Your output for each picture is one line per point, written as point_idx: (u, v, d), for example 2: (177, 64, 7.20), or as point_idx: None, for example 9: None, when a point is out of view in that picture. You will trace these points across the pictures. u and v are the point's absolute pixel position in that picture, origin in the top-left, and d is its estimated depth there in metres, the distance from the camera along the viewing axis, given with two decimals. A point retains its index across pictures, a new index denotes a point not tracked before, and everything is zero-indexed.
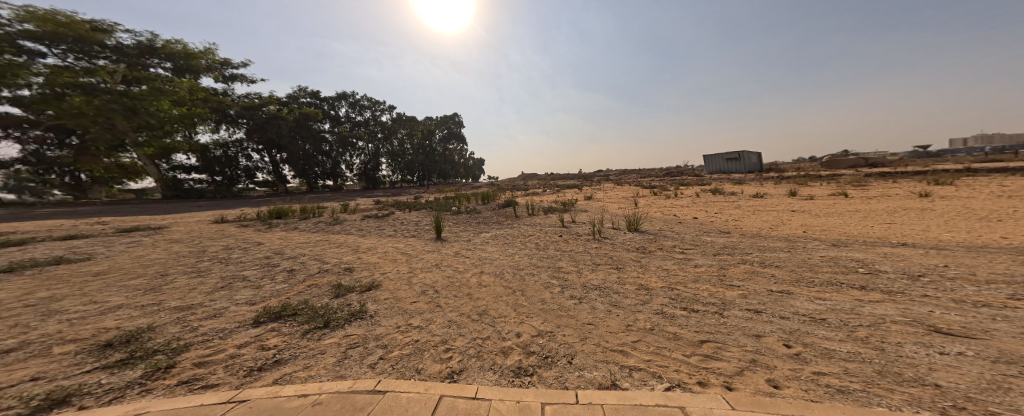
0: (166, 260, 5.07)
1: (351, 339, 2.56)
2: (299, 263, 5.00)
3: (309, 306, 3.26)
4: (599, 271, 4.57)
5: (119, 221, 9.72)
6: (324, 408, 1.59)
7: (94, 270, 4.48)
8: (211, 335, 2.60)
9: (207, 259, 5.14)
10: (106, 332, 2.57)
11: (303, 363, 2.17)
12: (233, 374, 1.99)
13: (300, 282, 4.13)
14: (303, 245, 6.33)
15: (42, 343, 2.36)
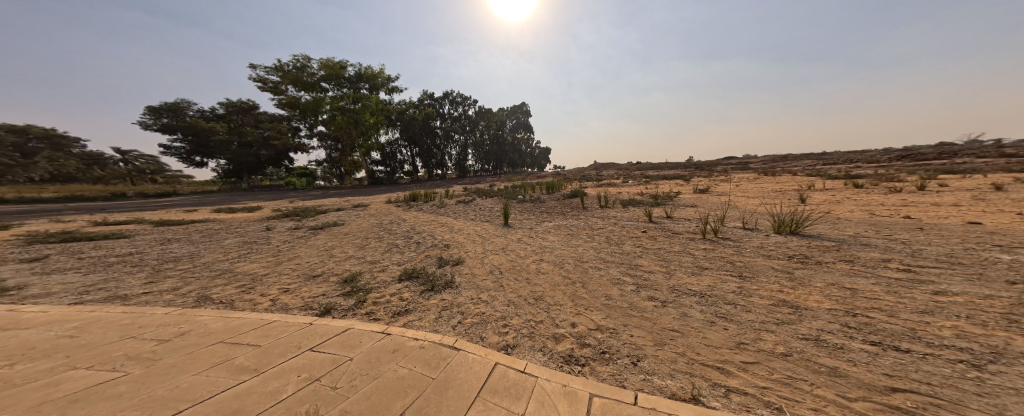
0: (369, 228, 6.81)
1: (443, 302, 3.02)
2: (414, 234, 6.10)
3: (428, 271, 3.93)
4: (707, 277, 3.50)
5: (329, 200, 14.11)
6: (420, 353, 1.99)
7: (345, 232, 6.46)
8: (381, 283, 3.48)
9: (386, 228, 6.66)
10: (345, 271, 3.94)
11: (418, 316, 2.71)
12: (388, 314, 2.70)
13: (421, 249, 5.10)
14: (420, 223, 7.35)
15: (329, 272, 3.87)
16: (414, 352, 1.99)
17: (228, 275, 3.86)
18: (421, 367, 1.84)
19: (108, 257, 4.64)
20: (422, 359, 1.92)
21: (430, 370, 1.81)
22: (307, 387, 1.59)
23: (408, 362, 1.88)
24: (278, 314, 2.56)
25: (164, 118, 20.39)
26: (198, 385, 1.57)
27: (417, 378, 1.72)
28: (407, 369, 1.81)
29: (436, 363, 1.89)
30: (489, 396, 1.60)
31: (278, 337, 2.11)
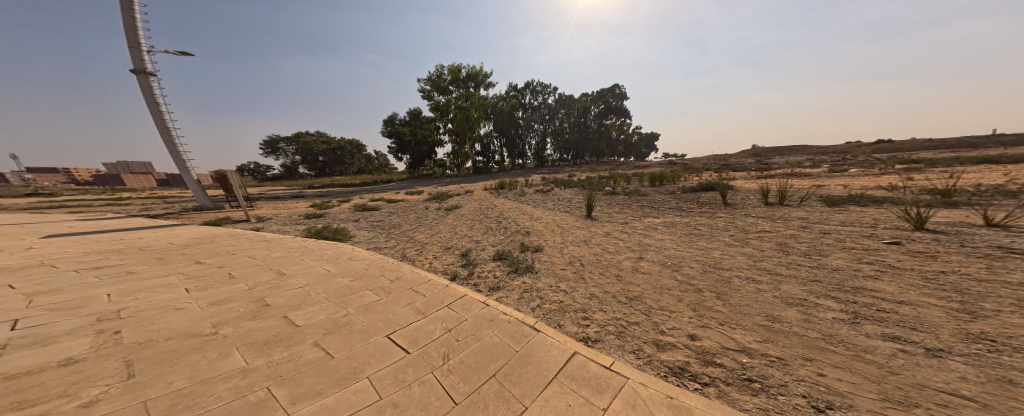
0: (481, 211, 7.53)
1: (524, 285, 3.24)
2: (500, 220, 6.49)
3: (517, 256, 4.15)
4: (937, 308, 2.19)
5: (445, 186, 16.16)
6: (509, 326, 2.14)
7: (467, 214, 7.36)
8: (482, 260, 3.95)
9: (497, 215, 7.09)
10: (463, 246, 4.62)
11: (507, 297, 2.95)
12: (483, 288, 3.12)
13: (503, 233, 5.47)
14: (508, 209, 7.85)
15: (455, 246, 4.61)
16: (509, 325, 2.14)
17: (414, 241, 5.15)
18: (510, 339, 1.98)
19: (355, 223, 7.09)
20: (512, 332, 2.06)
21: (516, 344, 1.93)
22: (444, 334, 2.02)
23: (501, 333, 2.05)
24: (434, 274, 3.36)
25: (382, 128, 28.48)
26: (399, 316, 2.28)
27: (503, 349, 1.87)
28: (499, 340, 1.97)
29: (524, 339, 1.99)
30: (566, 381, 1.61)
31: (433, 291, 2.77)
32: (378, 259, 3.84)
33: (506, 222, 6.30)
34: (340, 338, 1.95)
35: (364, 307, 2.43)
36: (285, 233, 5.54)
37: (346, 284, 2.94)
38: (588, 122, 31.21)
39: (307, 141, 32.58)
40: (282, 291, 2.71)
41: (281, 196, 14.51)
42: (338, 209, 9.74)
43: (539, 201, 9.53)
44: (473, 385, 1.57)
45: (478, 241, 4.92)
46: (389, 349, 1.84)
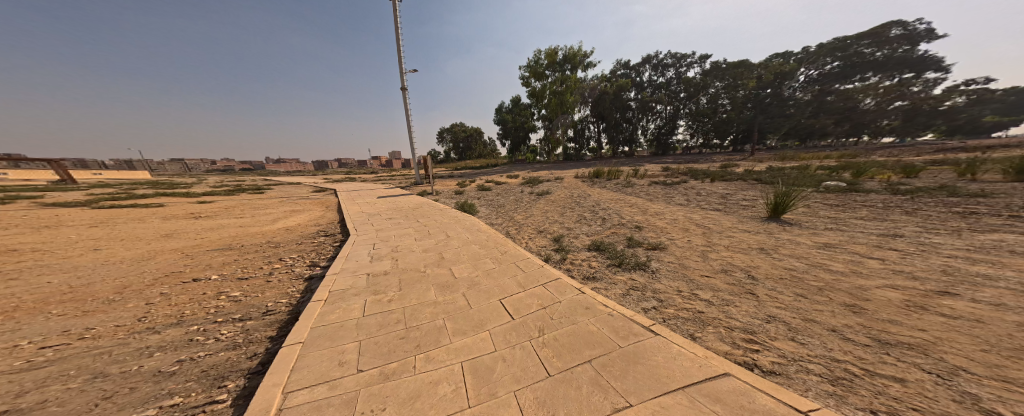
0: (573, 200, 7.43)
1: (635, 283, 2.85)
2: (607, 214, 5.87)
3: (615, 249, 3.81)
4: None
5: (536, 172, 16.53)
6: (609, 319, 1.99)
7: (556, 200, 7.47)
8: (574, 248, 3.93)
9: (587, 204, 6.84)
10: (555, 232, 4.71)
11: (603, 286, 2.79)
12: (577, 276, 3.02)
13: (607, 227, 4.97)
14: (613, 202, 7.09)
15: (547, 231, 4.75)
16: (603, 315, 2.04)
17: (513, 220, 5.61)
18: (608, 329, 1.86)
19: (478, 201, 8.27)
20: (607, 322, 1.94)
21: (617, 337, 1.77)
22: (540, 310, 2.14)
23: (596, 321, 1.97)
24: (531, 253, 3.60)
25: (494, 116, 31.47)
26: (506, 285, 2.60)
27: (608, 343, 1.72)
28: (595, 328, 1.88)
29: (625, 332, 1.82)
30: (709, 403, 1.28)
31: (532, 268, 3.00)
32: (495, 233, 4.43)
33: (601, 211, 6.06)
34: (454, 304, 2.27)
35: (486, 271, 2.92)
36: (410, 209, 6.92)
37: (476, 250, 3.63)
38: (779, 93, 21.82)
39: (456, 131, 39.96)
40: (448, 248, 3.77)
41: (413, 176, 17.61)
42: (470, 188, 11.59)
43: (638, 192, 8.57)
44: (569, 363, 1.56)
45: (573, 229, 4.86)
46: (499, 313, 2.12)
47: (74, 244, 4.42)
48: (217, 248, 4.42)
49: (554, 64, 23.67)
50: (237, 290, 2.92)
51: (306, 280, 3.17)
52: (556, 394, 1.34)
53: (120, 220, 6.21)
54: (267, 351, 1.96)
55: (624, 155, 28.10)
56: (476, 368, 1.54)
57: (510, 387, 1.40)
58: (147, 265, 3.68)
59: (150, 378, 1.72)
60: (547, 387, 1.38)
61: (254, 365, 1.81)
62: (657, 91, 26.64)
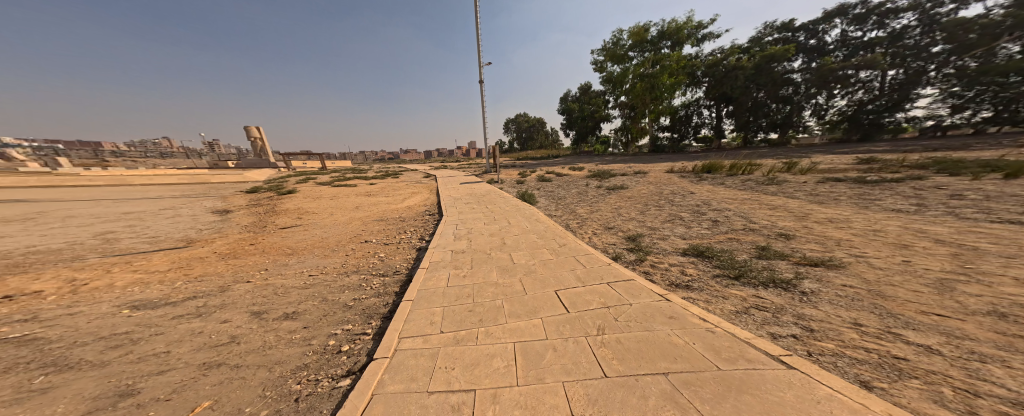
0: (651, 196, 6.62)
1: (764, 302, 2.14)
2: (723, 217, 4.51)
3: (738, 258, 2.98)
4: None
5: (623, 165, 14.62)
6: (705, 334, 1.70)
7: (629, 195, 6.83)
8: (659, 249, 3.44)
9: (668, 200, 5.99)
10: (629, 230, 4.29)
11: (712, 297, 2.29)
12: (664, 282, 2.61)
13: (722, 233, 3.85)
14: (732, 201, 5.44)
15: (618, 228, 4.40)
16: (693, 327, 1.77)
17: (574, 214, 5.44)
18: (703, 345, 1.60)
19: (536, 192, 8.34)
20: (700, 337, 1.67)
21: (714, 356, 1.50)
22: (601, 309, 2.05)
23: (684, 332, 1.73)
24: (595, 250, 3.46)
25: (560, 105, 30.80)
26: (562, 278, 2.61)
27: (698, 361, 1.47)
28: (684, 341, 1.64)
29: (724, 353, 1.53)
30: None
31: (593, 264, 2.91)
32: (552, 225, 4.47)
33: (719, 210, 4.86)
34: (510, 288, 2.42)
35: (542, 262, 3.04)
36: (478, 196, 7.52)
37: (534, 240, 3.77)
38: None
39: (520, 121, 41.52)
40: (509, 234, 4.06)
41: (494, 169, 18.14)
42: (530, 178, 11.73)
43: (736, 185, 6.99)
44: (634, 368, 1.43)
45: (672, 230, 4.11)
46: (554, 304, 2.14)
47: (272, 216, 6.46)
48: (378, 219, 5.81)
49: (641, 43, 21.23)
50: (361, 255, 3.68)
51: (419, 249, 3.78)
52: (610, 393, 1.26)
53: (292, 199, 8.72)
54: (388, 303, 2.46)
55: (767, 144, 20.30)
56: (526, 351, 1.61)
57: (559, 376, 1.39)
58: (349, 228, 5.18)
59: (339, 308, 2.43)
60: (602, 386, 1.31)
61: (382, 312, 2.31)
62: (864, 51, 17.05)
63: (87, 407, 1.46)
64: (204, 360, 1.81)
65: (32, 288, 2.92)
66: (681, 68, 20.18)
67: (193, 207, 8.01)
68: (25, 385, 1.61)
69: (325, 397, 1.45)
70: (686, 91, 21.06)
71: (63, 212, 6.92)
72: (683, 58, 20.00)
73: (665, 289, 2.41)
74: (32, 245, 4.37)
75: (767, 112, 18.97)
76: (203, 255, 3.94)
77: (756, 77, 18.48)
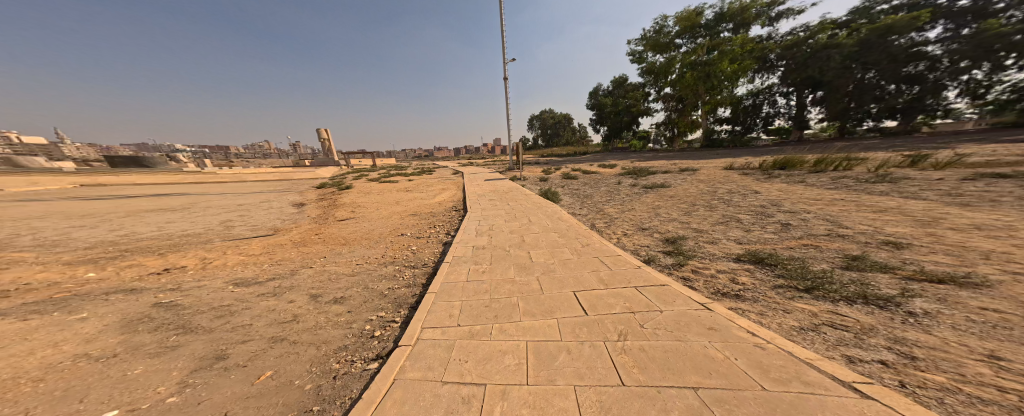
0: (695, 194, 6.11)
1: (839, 319, 1.80)
2: (800, 220, 3.77)
3: (811, 266, 2.53)
4: None
5: (670, 162, 13.48)
6: (756, 352, 1.52)
7: (669, 194, 6.39)
8: (705, 253, 3.11)
9: (716, 198, 5.47)
10: (667, 231, 4.00)
11: (770, 308, 2.00)
12: (707, 289, 2.37)
13: (794, 238, 3.23)
14: (813, 201, 4.54)
15: (653, 229, 4.14)
16: (736, 341, 1.61)
17: (602, 213, 5.25)
18: (747, 361, 1.45)
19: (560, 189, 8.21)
20: (746, 353, 1.51)
21: (760, 375, 1.35)
22: (625, 313, 1.96)
23: (724, 346, 1.58)
24: (623, 251, 3.31)
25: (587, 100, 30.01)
26: (583, 279, 2.54)
27: (739, 378, 1.34)
28: (725, 355, 1.50)
29: (773, 373, 1.36)
30: None
31: (619, 266, 2.80)
32: (576, 224, 4.38)
33: (801, 211, 4.10)
34: (526, 286, 2.42)
35: (561, 261, 2.99)
36: (501, 193, 7.57)
37: (554, 238, 3.73)
38: None
39: (546, 117, 41.11)
40: (526, 232, 4.05)
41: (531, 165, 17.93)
42: (554, 176, 11.58)
43: (809, 182, 6.06)
44: (656, 379, 1.35)
45: (725, 233, 3.67)
46: (572, 305, 2.09)
47: (331, 208, 7.20)
48: (413, 213, 6.17)
49: (692, 28, 19.66)
50: (397, 249, 3.90)
51: (444, 244, 3.94)
52: (626, 402, 1.21)
53: (347, 193, 9.63)
54: (414, 294, 2.59)
55: (876, 133, 16.62)
56: (539, 350, 1.60)
57: (571, 380, 1.37)
58: (391, 221, 5.55)
59: (376, 296, 2.61)
60: (618, 394, 1.26)
61: (409, 302, 2.44)
62: None
63: (190, 366, 1.75)
64: (272, 335, 2.07)
65: (181, 263, 3.62)
66: (743, 53, 18.18)
67: (275, 200, 9.29)
68: (155, 343, 2.00)
69: (356, 378, 1.58)
70: (755, 77, 18.66)
71: (213, 203, 8.54)
72: (747, 41, 18.02)
73: (708, 298, 2.20)
74: (178, 228, 5.46)
75: (880, 94, 15.29)
76: (282, 242, 4.45)
77: (863, 54, 14.91)
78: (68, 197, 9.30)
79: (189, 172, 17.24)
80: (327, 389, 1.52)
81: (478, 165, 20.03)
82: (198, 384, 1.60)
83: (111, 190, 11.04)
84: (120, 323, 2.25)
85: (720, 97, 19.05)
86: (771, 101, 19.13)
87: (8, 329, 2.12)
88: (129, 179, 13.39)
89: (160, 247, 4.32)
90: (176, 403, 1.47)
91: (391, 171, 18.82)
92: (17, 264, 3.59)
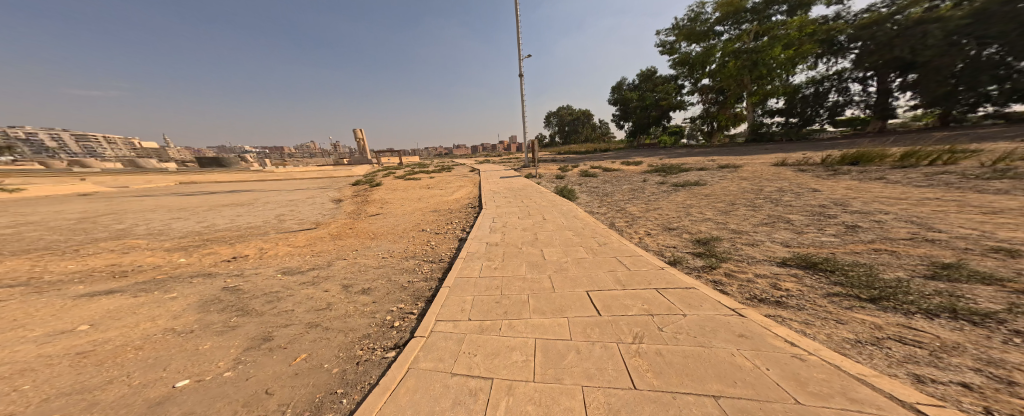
0: (735, 193, 5.71)
1: (905, 334, 1.58)
2: (874, 222, 3.30)
3: (876, 272, 2.23)
4: None
5: (708, 158, 12.63)
6: (796, 363, 1.40)
7: (704, 192, 6.03)
8: (743, 256, 2.89)
9: (762, 197, 5.06)
10: (698, 232, 3.79)
11: (817, 318, 1.82)
12: (741, 294, 2.22)
13: (861, 242, 2.84)
14: (895, 202, 3.92)
15: (682, 229, 3.95)
16: (769, 350, 1.50)
17: (624, 212, 5.08)
18: (780, 372, 1.35)
19: (578, 187, 8.06)
20: (780, 363, 1.41)
21: (795, 388, 1.25)
22: (643, 316, 1.90)
23: (755, 355, 1.48)
24: (645, 251, 3.19)
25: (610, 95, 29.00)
26: (599, 279, 2.49)
27: (768, 390, 1.25)
28: (755, 365, 1.41)
29: (811, 386, 1.26)
30: None
31: (639, 267, 2.70)
32: (594, 222, 4.29)
33: (877, 211, 3.61)
34: (537, 284, 2.42)
35: (575, 260, 2.94)
36: (516, 190, 7.56)
37: (569, 237, 3.67)
38: None
39: (562, 113, 40.32)
40: (540, 230, 4.04)
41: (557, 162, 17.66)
42: (571, 173, 11.38)
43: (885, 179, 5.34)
44: (672, 384, 1.30)
45: (769, 234, 3.39)
46: (586, 305, 2.06)
47: (364, 204, 7.63)
48: (433, 210, 6.36)
49: (735, 14, 18.47)
50: (421, 244, 4.04)
51: (460, 240, 4.02)
52: (635, 406, 1.18)
53: (378, 190, 10.16)
54: (430, 288, 2.67)
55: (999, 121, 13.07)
56: (547, 348, 1.59)
57: (579, 380, 1.35)
58: (412, 217, 5.74)
59: (397, 288, 2.73)
60: (629, 397, 1.23)
61: (426, 295, 2.52)
62: None
63: (243, 345, 1.94)
64: (309, 320, 2.24)
65: (246, 252, 4.03)
66: (800, 37, 16.60)
67: (319, 195, 10.05)
68: (220, 322, 2.24)
69: (376, 365, 1.66)
70: (816, 62, 16.76)
71: (265, 198, 9.41)
72: (805, 23, 16.42)
73: (740, 303, 2.06)
74: (245, 220, 6.12)
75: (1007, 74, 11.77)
76: (323, 236, 4.75)
77: (977, 27, 11.57)
78: (164, 193, 10.92)
79: (250, 171, 19.35)
80: (351, 374, 1.62)
81: (495, 163, 20.17)
82: (247, 361, 1.77)
83: (191, 187, 12.71)
84: (198, 302, 2.57)
85: (767, 87, 17.63)
86: (839, 88, 16.69)
87: (118, 305, 2.51)
88: (203, 179, 15.33)
89: (231, 237, 4.85)
90: (231, 377, 1.64)
91: (415, 169, 19.50)
92: (136, 248, 4.27)
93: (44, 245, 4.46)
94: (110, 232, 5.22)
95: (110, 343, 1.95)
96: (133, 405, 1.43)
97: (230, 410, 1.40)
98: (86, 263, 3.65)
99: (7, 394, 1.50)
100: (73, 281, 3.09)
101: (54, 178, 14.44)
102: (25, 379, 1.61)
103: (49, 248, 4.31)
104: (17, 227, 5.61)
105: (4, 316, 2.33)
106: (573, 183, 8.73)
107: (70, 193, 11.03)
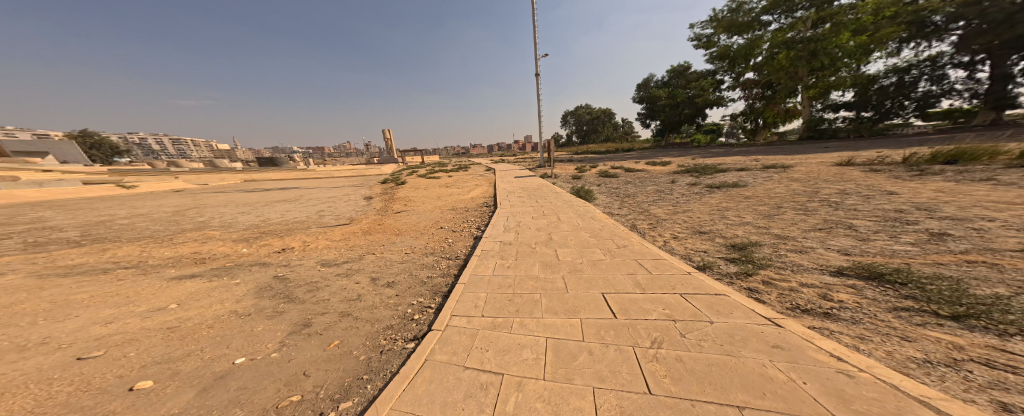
0: (782, 195, 5.28)
1: (996, 355, 1.38)
2: (966, 230, 2.89)
3: (960, 287, 1.94)
4: None
5: (753, 158, 11.77)
6: (836, 376, 1.29)
7: (744, 195, 5.61)
8: (787, 264, 2.67)
9: (819, 201, 4.60)
10: (734, 236, 3.55)
11: (877, 333, 1.63)
12: (781, 303, 2.06)
13: (945, 252, 2.51)
14: (998, 207, 3.39)
15: (715, 233, 3.72)
16: (809, 364, 1.38)
17: (647, 214, 4.90)
18: (821, 387, 1.24)
19: (596, 188, 7.85)
20: (821, 377, 1.29)
21: (836, 405, 1.15)
22: (664, 320, 1.82)
23: (791, 368, 1.37)
24: (669, 254, 3.05)
25: (636, 93, 27.93)
26: (617, 281, 2.43)
27: (803, 404, 1.16)
28: (789, 377, 1.30)
29: (856, 404, 1.16)
30: None
31: (662, 271, 2.58)
32: (613, 223, 4.18)
33: (978, 218, 3.13)
34: (552, 284, 2.41)
35: (592, 261, 2.88)
36: (539, 190, 7.54)
37: (586, 238, 3.60)
38: None
39: (580, 113, 39.54)
40: (557, 230, 4.00)
41: (584, 161, 17.36)
42: (590, 174, 11.09)
43: (992, 181, 4.61)
44: (692, 392, 1.24)
45: (822, 241, 3.10)
46: (601, 307, 2.02)
47: (391, 201, 7.98)
48: (451, 208, 6.53)
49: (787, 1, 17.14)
50: (446, 241, 4.16)
51: (475, 238, 4.09)
52: (648, 411, 1.15)
53: (407, 188, 10.58)
54: (447, 283, 2.76)
55: None
56: (559, 348, 1.59)
57: (590, 381, 1.33)
58: (433, 215, 5.95)
59: (418, 283, 2.85)
60: (643, 402, 1.19)
61: (443, 290, 2.61)
62: None
63: (287, 329, 2.13)
64: (342, 309, 2.40)
65: (293, 244, 4.38)
66: (873, 22, 14.97)
67: (354, 193, 10.69)
68: (270, 308, 2.46)
69: (397, 355, 1.74)
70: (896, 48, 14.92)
71: (310, 194, 10.26)
72: (879, 5, 14.69)
73: (779, 313, 1.91)
74: (294, 215, 6.64)
75: None
76: (355, 231, 5.03)
77: None
78: (231, 189, 12.30)
79: (299, 170, 21.17)
80: (375, 362, 1.72)
81: (510, 162, 20.01)
82: (290, 344, 1.95)
83: (252, 184, 14.19)
84: (255, 289, 2.85)
85: (829, 79, 15.94)
86: (931, 77, 14.85)
87: (198, 287, 2.86)
88: (257, 177, 16.91)
89: (282, 230, 5.32)
90: (276, 358, 1.80)
91: (438, 168, 20.06)
92: (211, 238, 4.84)
93: (141, 234, 5.18)
94: (194, 224, 5.96)
95: (190, 320, 2.24)
96: (203, 377, 1.62)
97: (273, 388, 1.54)
98: (177, 250, 4.19)
99: (117, 359, 1.77)
100: (168, 265, 3.57)
101: (154, 176, 16.90)
102: (131, 347, 1.89)
103: (151, 236, 5.01)
104: (130, 217, 6.64)
105: (119, 293, 2.75)
106: (592, 184, 8.57)
107: (167, 187, 12.83)
